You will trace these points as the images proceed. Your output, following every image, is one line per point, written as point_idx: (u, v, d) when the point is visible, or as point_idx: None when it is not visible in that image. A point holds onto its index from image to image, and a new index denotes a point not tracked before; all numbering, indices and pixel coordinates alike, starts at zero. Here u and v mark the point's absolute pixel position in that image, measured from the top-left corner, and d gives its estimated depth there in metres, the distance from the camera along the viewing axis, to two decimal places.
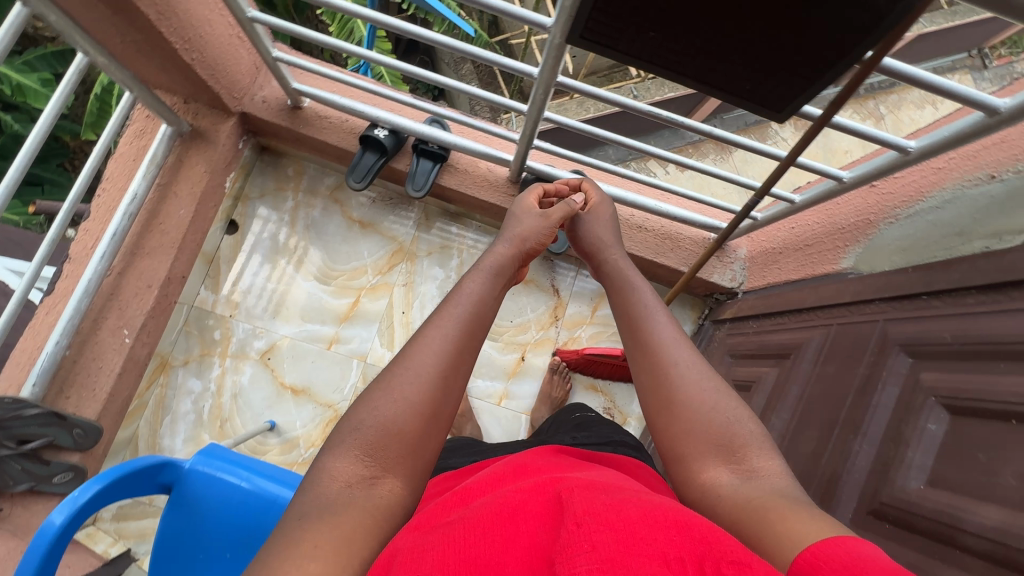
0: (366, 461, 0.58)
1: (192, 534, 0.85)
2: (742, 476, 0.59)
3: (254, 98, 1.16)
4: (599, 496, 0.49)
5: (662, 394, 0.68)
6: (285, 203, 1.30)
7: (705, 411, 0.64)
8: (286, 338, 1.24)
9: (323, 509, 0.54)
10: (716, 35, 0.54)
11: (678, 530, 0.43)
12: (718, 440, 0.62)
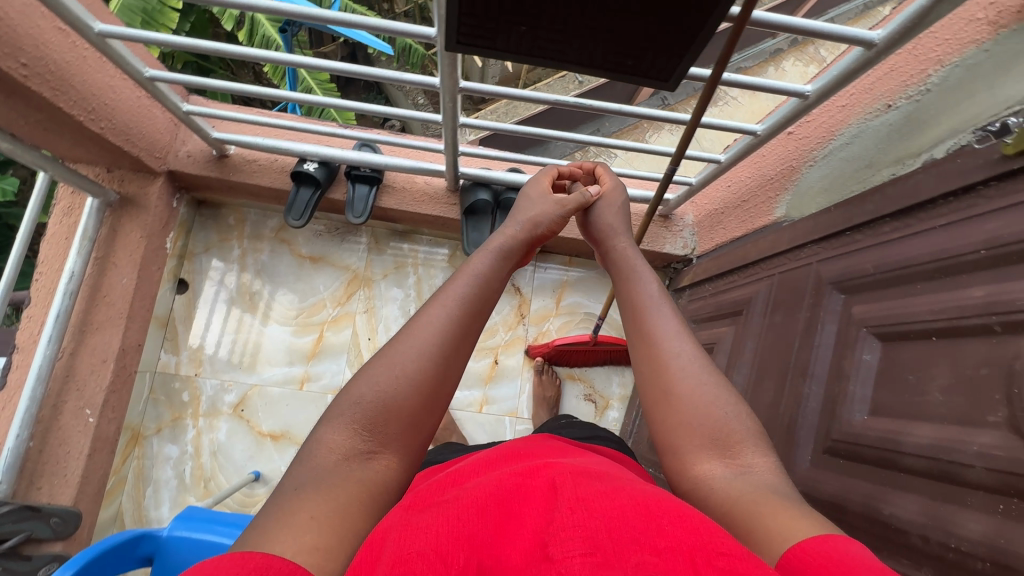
0: (364, 436, 0.58)
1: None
2: (737, 471, 0.57)
3: (178, 155, 1.15)
4: (593, 486, 0.49)
5: (664, 387, 0.65)
6: (231, 252, 1.29)
7: (705, 407, 0.62)
8: (256, 386, 1.23)
9: (320, 481, 0.54)
10: (585, 17, 0.55)
11: (671, 522, 0.43)
12: (716, 434, 0.60)
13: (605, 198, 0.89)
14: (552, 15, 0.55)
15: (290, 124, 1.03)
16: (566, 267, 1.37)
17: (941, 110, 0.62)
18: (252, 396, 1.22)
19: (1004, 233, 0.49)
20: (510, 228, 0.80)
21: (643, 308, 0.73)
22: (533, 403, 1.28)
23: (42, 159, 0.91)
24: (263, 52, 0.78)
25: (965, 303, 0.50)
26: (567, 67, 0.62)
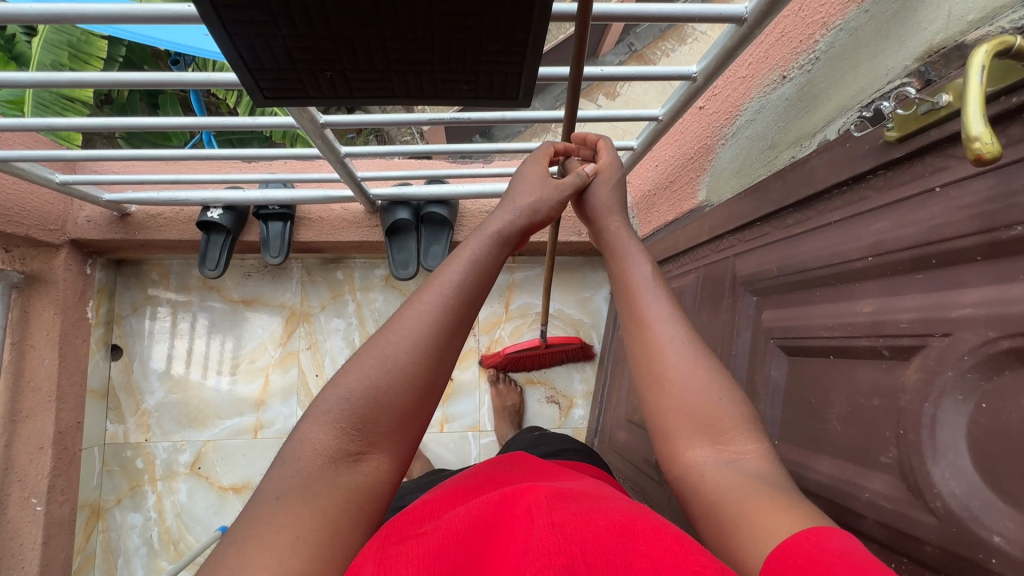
0: (353, 436, 0.49)
1: None
2: (729, 458, 0.47)
3: (77, 222, 1.09)
4: (571, 503, 0.44)
5: (653, 363, 0.54)
6: (161, 309, 1.25)
7: (701, 388, 0.51)
8: (209, 442, 1.21)
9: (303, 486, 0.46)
10: (391, 53, 0.47)
11: (645, 543, 0.39)
12: (707, 415, 0.50)
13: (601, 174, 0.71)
14: (352, 57, 0.47)
15: (170, 180, 0.96)
16: (511, 268, 1.31)
17: (831, 81, 0.55)
18: (208, 449, 1.20)
19: (889, 236, 0.43)
20: (498, 219, 0.65)
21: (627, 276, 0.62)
22: (494, 415, 1.25)
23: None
24: (94, 120, 0.71)
25: (856, 320, 0.45)
26: (400, 100, 0.55)
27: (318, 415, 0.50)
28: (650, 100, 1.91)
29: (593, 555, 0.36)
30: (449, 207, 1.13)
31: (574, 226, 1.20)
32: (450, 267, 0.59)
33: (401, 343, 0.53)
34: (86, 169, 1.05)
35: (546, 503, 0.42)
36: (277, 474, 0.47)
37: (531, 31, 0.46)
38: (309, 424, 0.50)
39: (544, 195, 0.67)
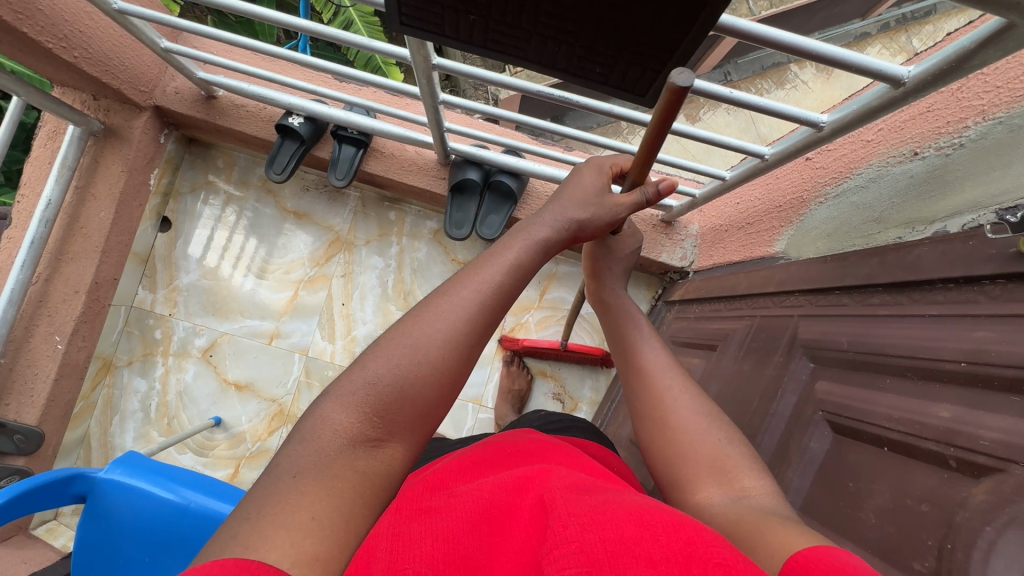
0: (374, 422, 0.52)
1: (112, 541, 0.85)
2: (733, 495, 0.51)
3: (166, 90, 1.11)
4: (588, 499, 0.41)
5: (656, 418, 0.62)
6: (217, 196, 1.27)
7: (695, 438, 0.58)
8: (226, 334, 1.24)
9: (322, 461, 0.48)
10: (543, 13, 0.46)
11: (668, 527, 0.35)
12: (706, 461, 0.55)
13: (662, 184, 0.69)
14: (501, 8, 0.47)
15: (264, 76, 0.95)
16: (557, 259, 1.30)
17: (970, 173, 0.52)
18: (222, 343, 1.23)
19: (993, 348, 0.41)
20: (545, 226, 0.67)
21: (639, 358, 0.70)
22: (498, 395, 1.25)
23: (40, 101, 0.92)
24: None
25: (927, 421, 0.43)
26: (526, 65, 0.54)
27: (340, 396, 0.52)
28: (731, 133, 1.88)
29: (616, 551, 0.33)
30: (519, 180, 1.11)
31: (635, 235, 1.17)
32: (494, 266, 0.61)
33: (435, 337, 0.55)
34: (190, 43, 1.07)
35: (566, 507, 0.39)
36: (297, 450, 0.49)
37: (691, 32, 0.44)
38: (332, 403, 0.52)
39: (596, 214, 0.69)
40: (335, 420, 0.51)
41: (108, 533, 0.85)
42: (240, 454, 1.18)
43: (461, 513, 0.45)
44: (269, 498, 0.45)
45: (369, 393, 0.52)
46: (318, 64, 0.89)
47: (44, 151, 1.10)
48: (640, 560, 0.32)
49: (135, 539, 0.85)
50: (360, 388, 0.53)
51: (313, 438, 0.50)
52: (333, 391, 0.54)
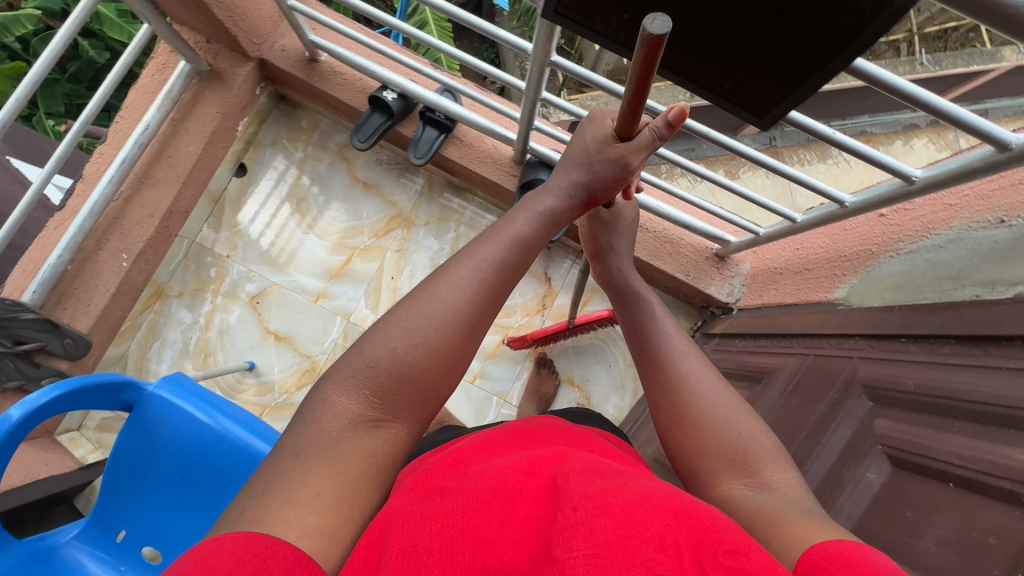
0: (374, 403, 0.54)
1: (150, 455, 0.87)
2: (757, 487, 0.55)
3: (273, 47, 1.17)
4: (601, 483, 0.44)
5: (679, 404, 0.64)
6: (295, 153, 1.32)
7: (716, 429, 0.60)
8: (276, 285, 1.27)
9: (326, 442, 0.51)
10: (695, 23, 0.51)
11: (677, 516, 0.39)
12: (728, 454, 0.58)
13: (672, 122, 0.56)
14: (659, 10, 0.51)
15: (374, 48, 1.01)
16: None
17: None
18: (269, 292, 1.27)
19: None
20: (551, 195, 0.68)
21: (655, 343, 0.71)
22: (524, 394, 1.27)
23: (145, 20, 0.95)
24: None
25: (998, 460, 0.44)
26: (652, 70, 0.58)
27: (340, 381, 0.55)
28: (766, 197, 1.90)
29: (627, 534, 0.37)
30: None
31: (687, 264, 1.20)
32: (493, 241, 0.63)
33: (429, 319, 0.57)
34: (304, 3, 1.12)
35: (577, 490, 0.42)
36: (302, 433, 0.52)
37: (831, 62, 0.47)
38: (333, 387, 0.55)
39: (598, 175, 0.68)
40: (338, 404, 0.53)
41: (135, 450, 0.87)
42: (266, 402, 1.20)
43: (472, 488, 0.47)
44: (275, 483, 0.48)
45: (370, 374, 0.55)
46: (427, 41, 0.87)
47: (150, 80, 1.16)
48: (653, 547, 0.36)
49: (173, 461, 0.87)
50: (355, 372, 0.55)
51: (309, 423, 0.53)
52: (331, 376, 0.56)
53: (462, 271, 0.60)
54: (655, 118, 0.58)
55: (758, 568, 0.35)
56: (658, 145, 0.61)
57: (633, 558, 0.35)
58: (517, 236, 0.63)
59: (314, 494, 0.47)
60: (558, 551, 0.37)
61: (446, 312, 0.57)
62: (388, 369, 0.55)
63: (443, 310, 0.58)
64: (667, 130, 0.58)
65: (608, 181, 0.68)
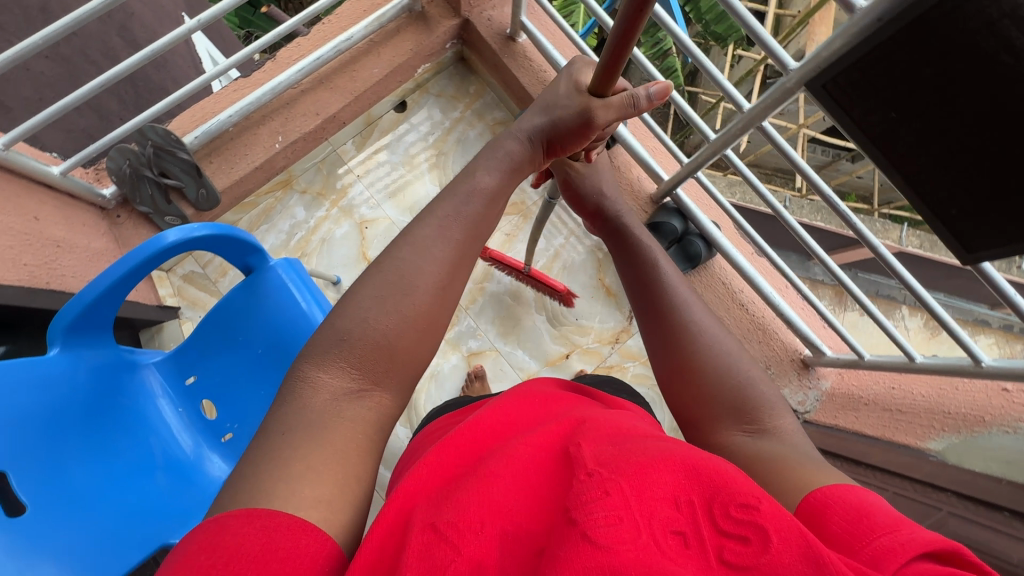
0: (352, 374, 0.53)
1: (241, 321, 0.90)
2: (753, 438, 0.59)
3: (481, 14, 1.24)
4: (611, 449, 0.49)
5: (677, 354, 0.67)
6: (452, 111, 1.39)
7: (715, 377, 0.64)
8: (387, 218, 1.32)
9: (312, 420, 0.49)
10: (956, 144, 0.53)
11: (688, 474, 0.44)
12: (728, 404, 0.62)
13: (655, 93, 0.70)
14: (924, 122, 0.54)
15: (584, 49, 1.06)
16: None
17: None
18: (379, 224, 1.32)
19: None
20: (512, 140, 0.71)
21: (663, 292, 0.72)
22: None
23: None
24: None
25: None
26: (871, 152, 0.60)
27: (319, 364, 0.53)
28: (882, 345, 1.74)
29: (642, 501, 0.42)
30: (709, 251, 1.16)
31: (769, 359, 1.16)
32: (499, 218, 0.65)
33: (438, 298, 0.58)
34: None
35: (591, 459, 0.47)
36: (279, 419, 0.50)
37: None
38: (310, 368, 0.53)
39: (558, 123, 0.71)
40: (326, 379, 0.52)
41: (228, 309, 0.90)
42: None
43: (489, 461, 0.50)
44: (265, 461, 0.46)
45: (344, 349, 0.53)
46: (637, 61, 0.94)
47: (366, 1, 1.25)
48: (667, 507, 0.42)
49: (259, 331, 0.90)
50: (332, 351, 0.53)
51: (288, 405, 0.51)
52: (306, 357, 0.54)
53: (434, 240, 0.60)
54: (636, 87, 0.69)
55: (769, 518, 0.39)
56: (630, 113, 0.71)
57: (648, 518, 0.41)
58: (472, 188, 0.65)
59: (304, 468, 0.45)
60: (579, 515, 0.42)
61: (410, 276, 0.57)
62: (357, 350, 0.54)
63: (411, 271, 0.57)
64: (643, 101, 0.70)
65: (566, 130, 0.71)
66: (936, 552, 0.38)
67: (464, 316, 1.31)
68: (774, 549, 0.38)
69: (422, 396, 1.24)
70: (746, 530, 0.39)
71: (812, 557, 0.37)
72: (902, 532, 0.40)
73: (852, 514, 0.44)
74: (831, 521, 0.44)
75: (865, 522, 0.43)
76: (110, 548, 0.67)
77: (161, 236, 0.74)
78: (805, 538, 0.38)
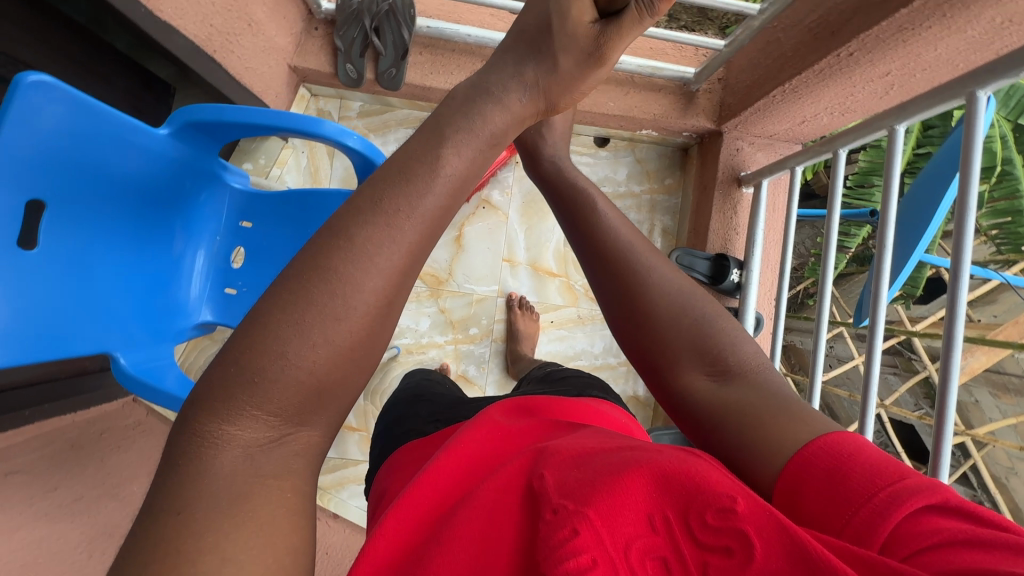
0: (270, 419, 0.38)
1: (308, 213, 0.86)
2: (718, 388, 0.50)
3: (735, 140, 1.13)
4: (576, 471, 0.42)
5: (624, 303, 0.57)
6: (634, 184, 1.31)
7: (670, 318, 0.54)
8: (506, 217, 1.26)
9: (231, 485, 0.36)
10: None
11: (658, 483, 0.39)
12: (690, 346, 0.53)
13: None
14: None
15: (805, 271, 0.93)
16: None
17: None
18: (496, 214, 1.26)
19: None
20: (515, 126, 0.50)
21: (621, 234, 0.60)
22: None
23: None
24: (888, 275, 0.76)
25: None
26: None
27: (228, 416, 0.38)
28: None
29: (614, 534, 0.36)
30: None
31: None
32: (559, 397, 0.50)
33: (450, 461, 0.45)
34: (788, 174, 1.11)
35: (555, 488, 0.41)
36: (169, 482, 0.36)
37: None
38: (214, 419, 0.38)
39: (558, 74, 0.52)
40: (236, 433, 0.38)
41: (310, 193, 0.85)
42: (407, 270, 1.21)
43: (450, 518, 0.41)
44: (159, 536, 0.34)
45: (257, 394, 0.38)
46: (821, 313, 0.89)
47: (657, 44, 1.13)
48: (640, 528, 0.37)
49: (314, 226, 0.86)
50: (235, 397, 0.38)
51: (182, 473, 0.36)
52: (198, 400, 0.39)
53: (378, 243, 0.41)
54: None
55: (748, 521, 0.35)
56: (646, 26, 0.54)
57: (622, 549, 0.36)
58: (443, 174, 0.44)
59: (218, 564, 0.33)
60: (549, 570, 0.35)
61: (349, 296, 0.39)
62: (278, 391, 0.39)
63: (344, 287, 0.39)
64: (664, 3, 0.50)
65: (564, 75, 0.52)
66: (936, 501, 0.34)
67: (484, 342, 1.25)
68: (760, 557, 0.33)
69: (397, 369, 1.22)
70: (727, 539, 0.35)
71: (801, 557, 0.32)
72: (895, 485, 0.35)
73: (830, 481, 0.38)
74: (811, 494, 0.39)
75: (844, 487, 0.37)
76: (75, 323, 0.67)
77: (319, 122, 0.71)
78: (782, 526, 0.34)
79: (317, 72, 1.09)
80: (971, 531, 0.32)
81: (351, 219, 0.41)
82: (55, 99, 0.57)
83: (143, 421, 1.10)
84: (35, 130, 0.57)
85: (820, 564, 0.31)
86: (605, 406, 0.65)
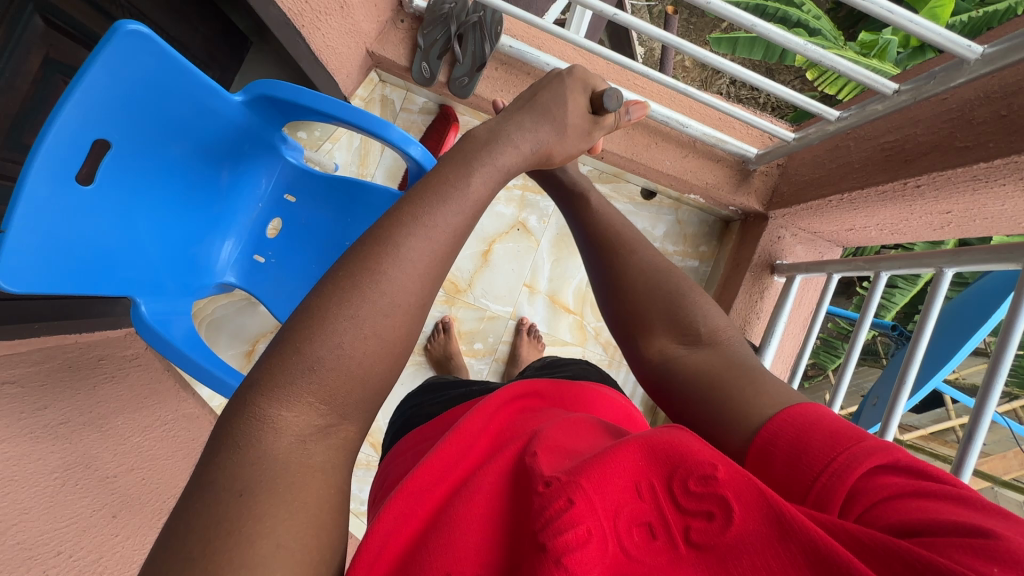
0: (319, 407, 0.39)
1: (350, 209, 0.86)
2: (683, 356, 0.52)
3: (779, 229, 1.13)
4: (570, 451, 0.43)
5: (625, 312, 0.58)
6: (669, 245, 1.31)
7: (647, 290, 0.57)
8: (537, 244, 1.27)
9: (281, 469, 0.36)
10: None
11: (646, 454, 0.40)
12: (667, 317, 0.55)
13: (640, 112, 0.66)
14: None
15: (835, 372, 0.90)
16: None
17: None
18: (528, 239, 1.26)
19: None
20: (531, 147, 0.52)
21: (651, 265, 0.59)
22: None
23: (858, 105, 0.84)
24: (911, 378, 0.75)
25: None
26: None
27: (282, 400, 0.38)
28: None
29: (607, 502, 0.37)
30: None
31: None
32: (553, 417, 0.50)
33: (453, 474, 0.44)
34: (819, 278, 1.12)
35: (546, 465, 0.41)
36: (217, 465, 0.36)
37: None
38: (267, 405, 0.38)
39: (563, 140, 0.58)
40: (286, 419, 0.38)
41: (353, 184, 0.84)
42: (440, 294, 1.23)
43: (447, 496, 0.41)
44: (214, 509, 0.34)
45: (314, 380, 0.38)
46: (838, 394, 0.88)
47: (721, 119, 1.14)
48: (629, 497, 0.38)
49: (357, 224, 0.86)
50: (296, 379, 0.38)
51: (229, 457, 0.36)
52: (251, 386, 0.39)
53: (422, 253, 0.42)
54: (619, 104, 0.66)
55: (728, 486, 0.36)
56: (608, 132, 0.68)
57: (612, 517, 0.37)
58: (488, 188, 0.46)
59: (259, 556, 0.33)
60: (544, 539, 0.35)
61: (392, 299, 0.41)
62: (325, 383, 0.39)
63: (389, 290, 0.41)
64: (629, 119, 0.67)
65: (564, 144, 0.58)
66: (887, 460, 0.36)
67: (485, 359, 1.26)
68: (737, 518, 0.35)
69: None
70: (706, 505, 0.36)
71: (776, 520, 0.34)
72: (850, 446, 0.37)
73: (793, 450, 0.40)
74: (775, 464, 0.40)
75: (806, 454, 0.39)
76: (108, 260, 0.68)
77: (387, 126, 0.72)
78: (759, 489, 0.36)
79: (392, 63, 1.10)
80: (916, 485, 0.35)
81: (396, 231, 0.43)
82: (145, 48, 0.58)
83: (141, 354, 1.12)
84: (124, 69, 0.58)
85: (792, 525, 0.33)
86: (607, 388, 0.65)
